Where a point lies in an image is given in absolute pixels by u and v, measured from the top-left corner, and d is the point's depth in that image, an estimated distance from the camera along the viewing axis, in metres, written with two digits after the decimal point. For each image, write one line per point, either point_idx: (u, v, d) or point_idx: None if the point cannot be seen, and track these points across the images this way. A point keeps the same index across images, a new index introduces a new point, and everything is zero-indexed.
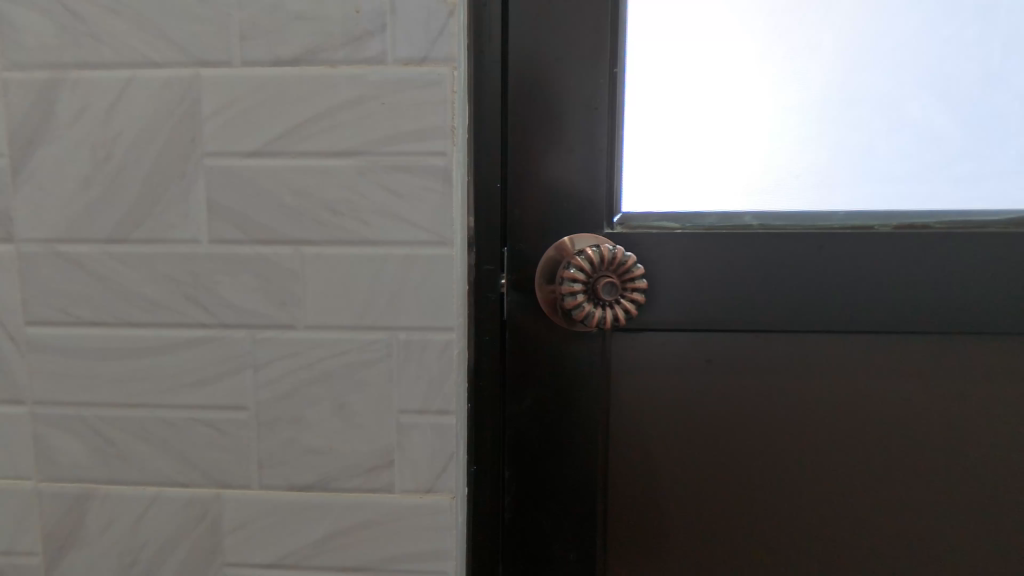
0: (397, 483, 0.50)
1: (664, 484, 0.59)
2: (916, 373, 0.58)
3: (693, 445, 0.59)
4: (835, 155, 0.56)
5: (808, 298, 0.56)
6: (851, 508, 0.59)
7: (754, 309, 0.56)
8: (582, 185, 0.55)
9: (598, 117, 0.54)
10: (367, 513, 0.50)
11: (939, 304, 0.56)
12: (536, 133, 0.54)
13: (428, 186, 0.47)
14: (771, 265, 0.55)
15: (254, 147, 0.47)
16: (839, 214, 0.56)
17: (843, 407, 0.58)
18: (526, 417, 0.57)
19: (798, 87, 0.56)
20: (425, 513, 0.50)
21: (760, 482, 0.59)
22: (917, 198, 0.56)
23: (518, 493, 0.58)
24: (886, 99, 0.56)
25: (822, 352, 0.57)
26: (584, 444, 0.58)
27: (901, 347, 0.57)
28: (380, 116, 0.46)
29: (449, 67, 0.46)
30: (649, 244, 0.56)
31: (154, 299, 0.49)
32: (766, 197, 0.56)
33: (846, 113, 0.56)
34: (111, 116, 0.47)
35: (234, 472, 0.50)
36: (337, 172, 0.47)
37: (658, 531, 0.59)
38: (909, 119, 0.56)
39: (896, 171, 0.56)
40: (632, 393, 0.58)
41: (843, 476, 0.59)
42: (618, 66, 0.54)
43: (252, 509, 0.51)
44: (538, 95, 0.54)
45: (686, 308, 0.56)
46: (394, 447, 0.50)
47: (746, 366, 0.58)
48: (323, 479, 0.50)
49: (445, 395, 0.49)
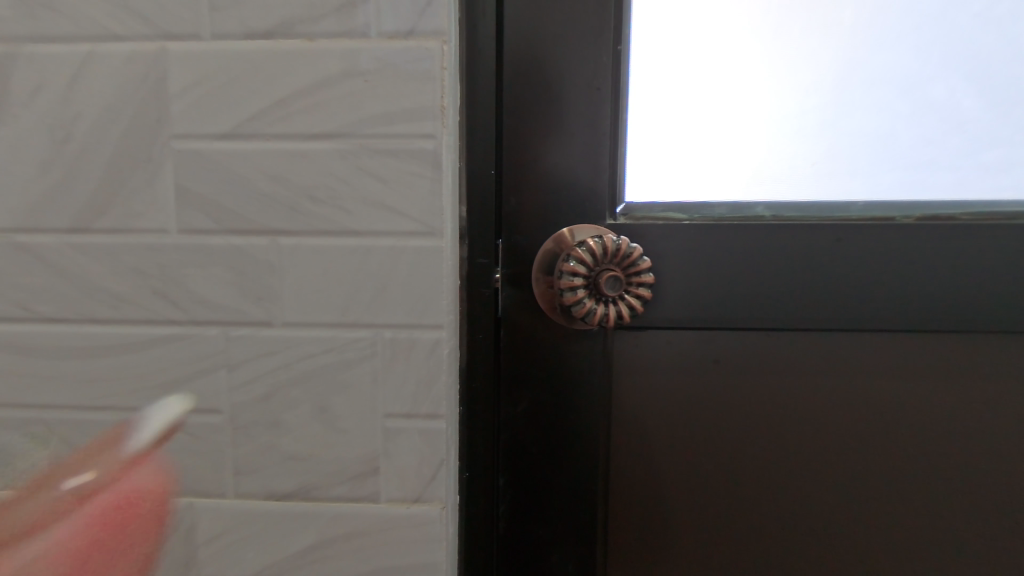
0: (383, 491, 0.47)
1: (667, 489, 0.56)
2: (936, 374, 0.54)
3: (697, 450, 0.55)
4: (854, 143, 0.52)
5: (823, 294, 0.52)
6: (865, 517, 0.56)
7: (765, 305, 0.52)
8: (583, 174, 0.51)
9: (600, 99, 0.50)
10: (353, 523, 0.47)
11: (964, 299, 0.52)
12: (535, 116, 0.50)
13: (415, 172, 0.43)
14: (785, 259, 0.52)
15: (226, 128, 0.43)
16: (858, 204, 0.52)
17: (857, 408, 0.55)
18: (523, 421, 0.54)
19: (808, 69, 0.52)
20: (412, 524, 0.47)
21: (768, 491, 0.56)
22: (944, 187, 0.52)
23: (515, 500, 0.54)
24: (910, 80, 0.52)
25: (837, 352, 0.54)
26: (584, 448, 0.54)
27: (921, 346, 0.54)
28: (367, 95, 0.43)
29: (439, 41, 0.42)
30: (653, 236, 0.52)
31: (120, 294, 0.45)
32: (779, 185, 0.53)
33: (865, 98, 0.52)
34: (70, 93, 0.43)
35: (208, 480, 0.47)
36: (316, 156, 0.43)
37: (658, 539, 0.56)
38: (934, 102, 0.52)
39: (919, 158, 0.52)
40: (634, 395, 0.55)
41: (859, 486, 0.55)
42: (622, 43, 0.51)
43: (228, 518, 0.47)
44: (535, 75, 0.50)
45: (692, 305, 0.53)
46: (380, 454, 0.46)
47: (756, 367, 0.54)
48: (304, 488, 0.47)
49: (434, 398, 0.45)
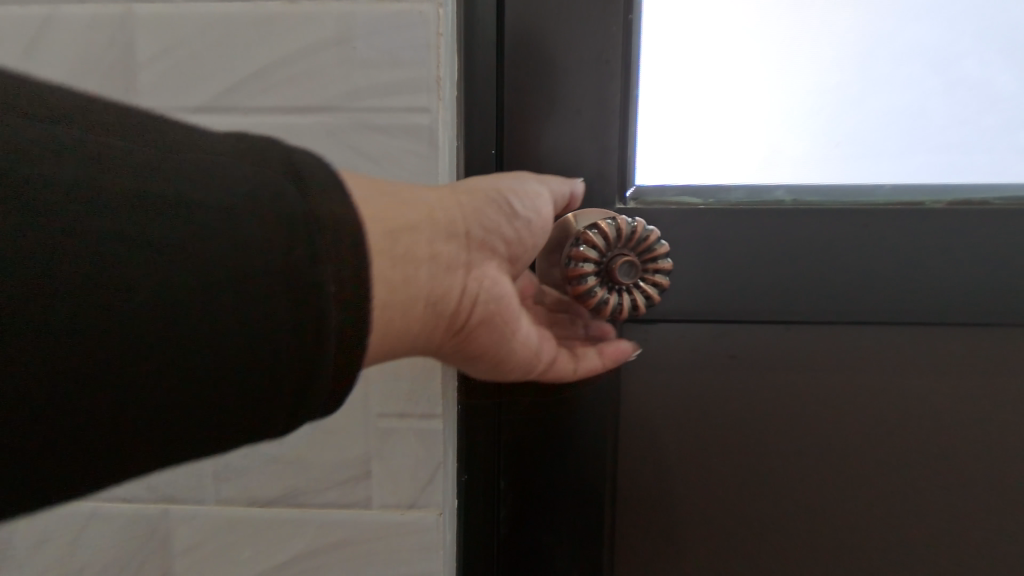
0: (375, 497, 0.43)
1: (678, 491, 0.52)
2: (969, 371, 0.50)
3: (710, 450, 0.52)
4: (880, 122, 0.49)
5: (847, 284, 0.49)
6: (889, 522, 0.52)
7: (784, 295, 0.49)
8: (591, 154, 0.48)
9: (610, 72, 0.46)
10: (344, 532, 0.44)
11: (1000, 290, 0.48)
12: (538, 92, 0.46)
13: (409, 149, 0.40)
14: (806, 246, 0.48)
15: (200, 100, 0.39)
16: (884, 188, 0.49)
17: (882, 407, 0.51)
18: (525, 420, 0.50)
19: (832, 43, 0.48)
20: (407, 533, 0.43)
21: (786, 493, 0.52)
22: (979, 169, 0.49)
23: (516, 504, 0.51)
24: (941, 55, 0.48)
25: (861, 346, 0.51)
26: (590, 449, 0.51)
27: (954, 341, 0.50)
28: (356, 63, 0.39)
29: (434, 4, 0.38)
30: (664, 222, 0.49)
31: None
32: (800, 168, 0.49)
33: (893, 74, 0.48)
34: (29, 62, 0.39)
35: (186, 486, 0.43)
36: (301, 132, 0.40)
37: (671, 544, 0.53)
38: (967, 79, 0.48)
39: (950, 139, 0.49)
40: (644, 392, 0.51)
41: (883, 489, 0.52)
42: (633, 12, 0.47)
43: (207, 526, 0.44)
44: (539, 46, 0.46)
45: (707, 296, 0.49)
46: (371, 456, 0.43)
47: (774, 361, 0.51)
48: (290, 493, 0.43)
49: (430, 396, 0.42)
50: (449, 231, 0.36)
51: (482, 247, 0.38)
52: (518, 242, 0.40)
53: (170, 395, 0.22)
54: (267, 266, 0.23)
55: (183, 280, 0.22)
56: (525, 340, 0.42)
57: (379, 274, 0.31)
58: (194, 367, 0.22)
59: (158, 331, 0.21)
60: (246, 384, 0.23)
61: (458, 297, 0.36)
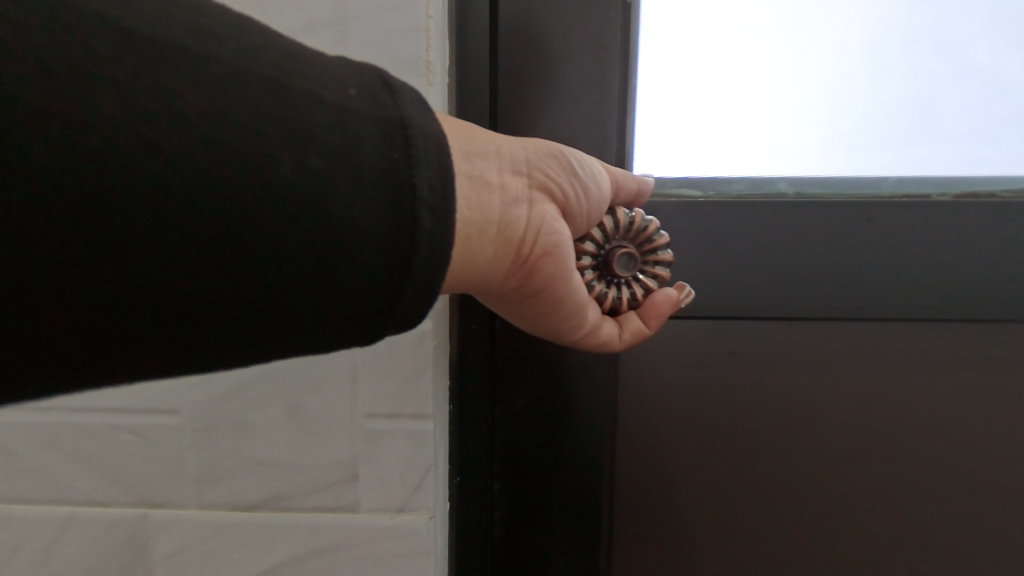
0: (363, 500, 0.41)
1: (677, 491, 0.51)
2: (977, 369, 0.49)
3: (710, 449, 0.51)
4: (886, 112, 0.47)
5: (851, 279, 0.47)
6: (895, 523, 0.51)
7: (786, 290, 0.48)
8: (588, 144, 0.46)
9: (607, 58, 0.45)
10: (331, 536, 0.42)
11: (1009, 284, 0.47)
12: (533, 79, 0.45)
13: None
14: (809, 240, 0.47)
15: None
16: (890, 180, 0.47)
17: (887, 405, 0.50)
18: (520, 420, 0.49)
19: (836, 30, 0.47)
20: (398, 537, 0.42)
21: (788, 494, 0.51)
22: (987, 160, 0.47)
23: (511, 506, 0.50)
24: (948, 42, 0.47)
25: (865, 343, 0.49)
26: (587, 449, 0.49)
27: (961, 338, 0.49)
28: (342, 46, 0.37)
29: None
30: (664, 215, 0.47)
31: None
32: (803, 160, 0.48)
33: (898, 63, 0.47)
34: None
35: (165, 489, 0.42)
36: None
37: (669, 545, 0.52)
38: (974, 67, 0.47)
39: (957, 129, 0.47)
40: (642, 389, 0.50)
41: (888, 489, 0.51)
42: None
43: (189, 531, 0.42)
44: (534, 31, 0.44)
45: (707, 291, 0.48)
46: (359, 458, 0.41)
47: (776, 358, 0.50)
48: (274, 497, 0.42)
49: (420, 396, 0.40)
50: (516, 166, 0.34)
51: (542, 187, 0.35)
52: (585, 194, 0.37)
53: (227, 310, 0.21)
54: (327, 175, 0.22)
55: (234, 195, 0.20)
56: (578, 295, 0.37)
57: (460, 193, 0.31)
58: (253, 288, 0.22)
59: (234, 237, 0.21)
60: (301, 306, 0.23)
61: (522, 227, 0.33)
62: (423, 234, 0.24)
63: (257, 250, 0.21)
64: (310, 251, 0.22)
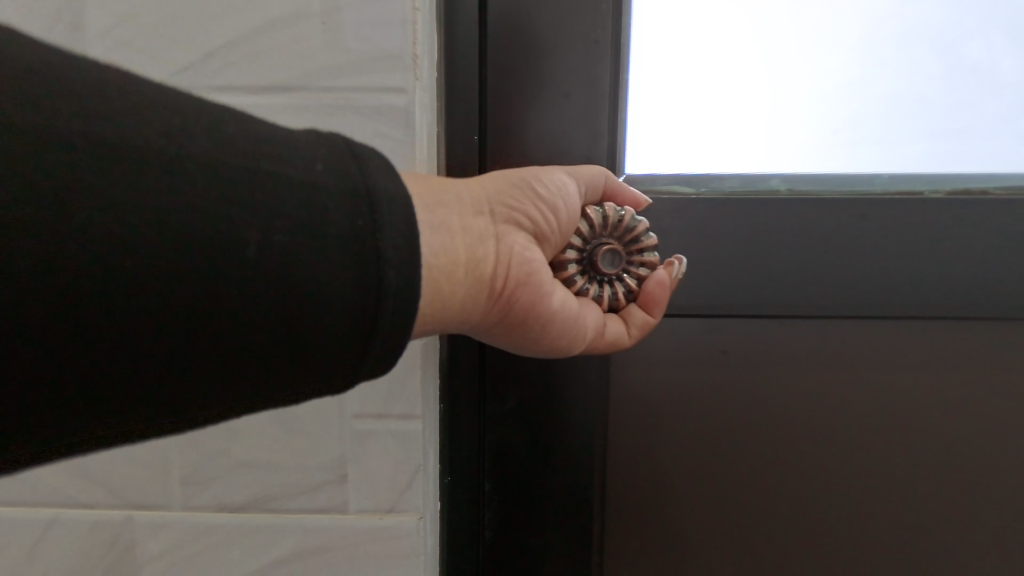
0: (351, 502, 0.41)
1: (667, 489, 0.51)
2: (967, 366, 0.49)
3: (702, 447, 0.50)
4: (880, 108, 0.47)
5: (844, 277, 0.47)
6: (885, 520, 0.51)
7: (779, 288, 0.47)
8: (579, 140, 0.45)
9: (599, 53, 0.44)
10: (319, 537, 0.41)
11: (1002, 282, 0.47)
12: (522, 74, 0.44)
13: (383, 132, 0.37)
14: (801, 237, 0.47)
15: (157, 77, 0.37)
16: (882, 177, 0.47)
17: (878, 403, 0.50)
18: (510, 420, 0.48)
19: (831, 24, 0.46)
20: (386, 538, 0.41)
21: (779, 491, 0.51)
22: (980, 157, 0.47)
23: (502, 506, 0.49)
24: (943, 37, 0.46)
25: (857, 340, 0.49)
26: (578, 449, 0.49)
27: (952, 335, 0.49)
28: (326, 38, 0.36)
29: None
30: (655, 212, 0.47)
31: None
32: (796, 157, 0.47)
33: (893, 58, 0.47)
34: None
35: (150, 490, 0.41)
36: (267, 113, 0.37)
37: (659, 544, 0.52)
38: (969, 63, 0.47)
39: (951, 125, 0.47)
40: (633, 388, 0.50)
41: (879, 486, 0.51)
42: None
43: (174, 533, 0.41)
44: (524, 25, 0.43)
45: (699, 289, 0.47)
46: (347, 460, 0.41)
47: (768, 357, 0.49)
48: (261, 498, 0.41)
49: (409, 396, 0.40)
50: (478, 206, 0.35)
51: (508, 221, 0.35)
52: (551, 228, 0.37)
53: (194, 370, 0.23)
54: (289, 248, 0.24)
55: (202, 267, 0.22)
56: (555, 322, 0.37)
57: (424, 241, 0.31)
58: (228, 346, 0.23)
59: (201, 311, 0.22)
60: (274, 357, 0.24)
61: (490, 263, 0.34)
62: (387, 296, 0.25)
63: (225, 317, 0.23)
64: (275, 313, 0.24)
